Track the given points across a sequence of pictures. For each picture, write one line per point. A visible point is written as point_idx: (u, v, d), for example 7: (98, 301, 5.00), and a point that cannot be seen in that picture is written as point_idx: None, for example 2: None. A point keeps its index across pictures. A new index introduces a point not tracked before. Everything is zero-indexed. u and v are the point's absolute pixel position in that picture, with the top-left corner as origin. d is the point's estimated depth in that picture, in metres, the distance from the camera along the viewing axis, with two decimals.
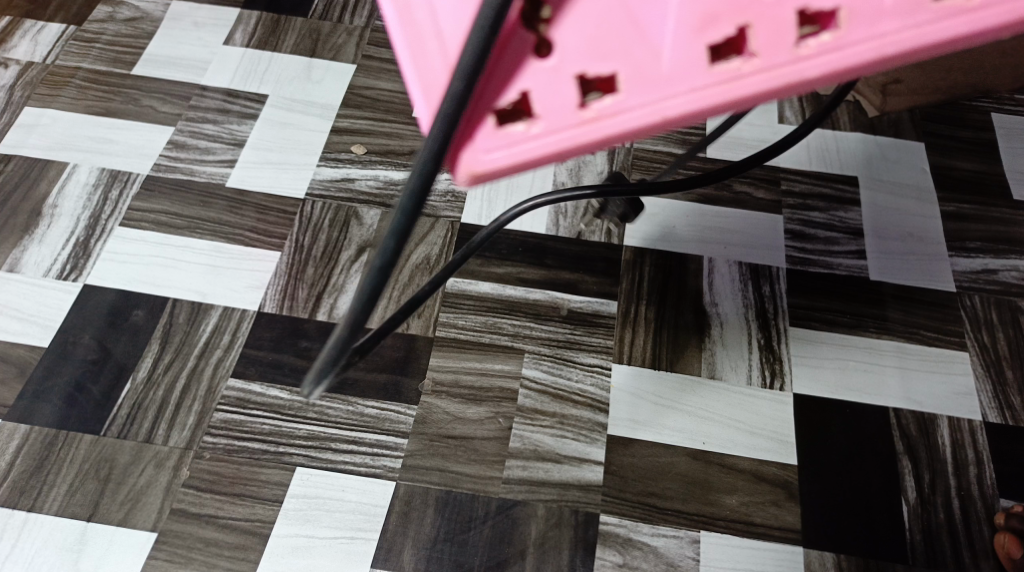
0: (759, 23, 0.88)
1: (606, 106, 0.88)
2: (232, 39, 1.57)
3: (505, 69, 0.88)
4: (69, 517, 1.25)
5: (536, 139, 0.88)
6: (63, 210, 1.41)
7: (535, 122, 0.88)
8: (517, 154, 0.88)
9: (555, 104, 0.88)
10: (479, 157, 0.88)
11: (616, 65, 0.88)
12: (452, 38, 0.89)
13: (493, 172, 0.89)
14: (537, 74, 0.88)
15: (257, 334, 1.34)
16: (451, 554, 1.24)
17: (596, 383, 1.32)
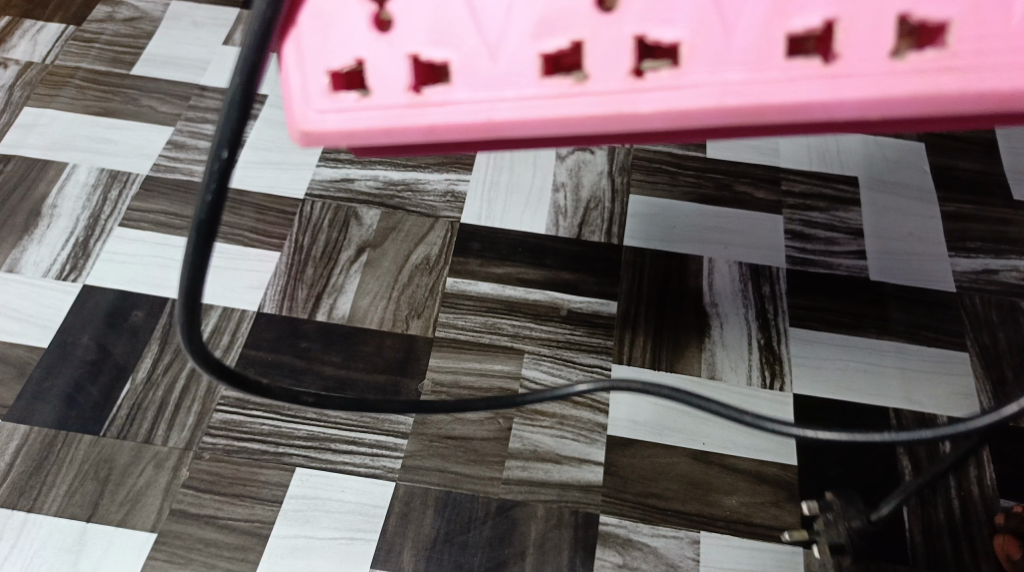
0: (598, 41, 0.83)
1: (432, 94, 0.85)
2: (231, 39, 1.57)
3: (341, 29, 0.85)
4: (69, 517, 1.25)
5: (364, 112, 0.86)
6: (62, 210, 1.41)
7: (365, 97, 0.86)
8: (345, 127, 0.86)
9: (386, 81, 0.85)
10: (309, 115, 0.86)
11: (449, 54, 0.84)
12: None
13: (320, 134, 0.87)
14: (375, 44, 0.85)
15: (257, 334, 1.34)
16: (451, 555, 1.24)
17: (596, 383, 1.31)
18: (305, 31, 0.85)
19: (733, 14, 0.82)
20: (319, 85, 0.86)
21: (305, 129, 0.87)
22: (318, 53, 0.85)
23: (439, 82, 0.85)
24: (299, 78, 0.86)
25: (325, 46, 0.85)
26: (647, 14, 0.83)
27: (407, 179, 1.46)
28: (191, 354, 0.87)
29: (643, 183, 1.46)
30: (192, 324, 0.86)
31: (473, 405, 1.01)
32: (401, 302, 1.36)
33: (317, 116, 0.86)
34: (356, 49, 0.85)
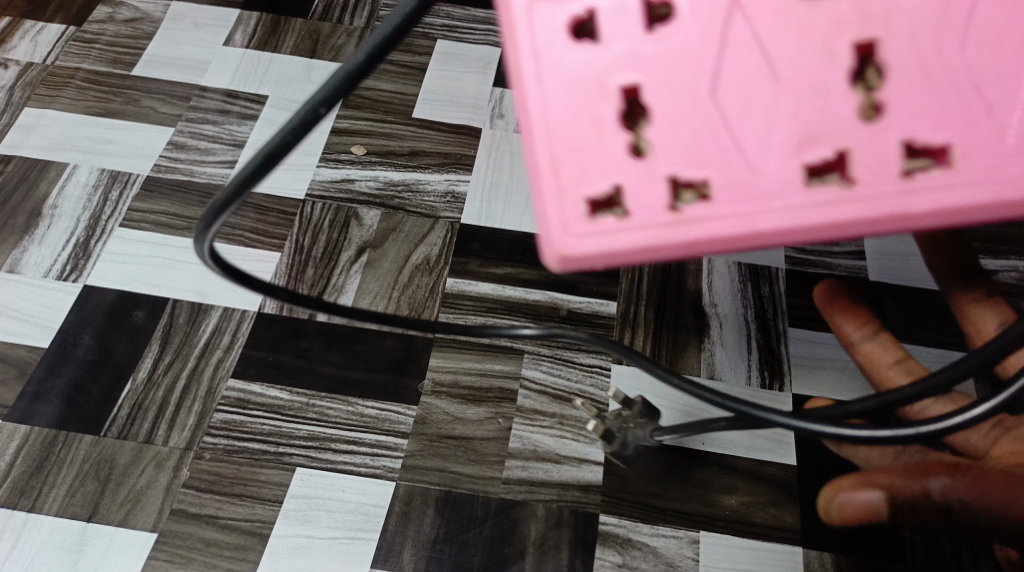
0: (860, 151, 0.90)
1: (694, 211, 0.90)
2: (232, 40, 1.57)
3: (599, 163, 0.91)
4: (69, 517, 1.25)
5: (626, 231, 0.90)
6: (62, 211, 1.41)
7: (627, 218, 0.90)
8: (607, 249, 0.90)
9: (648, 202, 0.90)
10: (567, 238, 0.91)
11: (709, 172, 0.91)
12: (554, 112, 0.91)
13: (580, 258, 0.91)
14: (633, 168, 0.91)
15: (257, 335, 1.34)
16: (451, 555, 1.24)
17: (596, 383, 1.32)
18: (562, 170, 0.91)
19: (1002, 111, 0.90)
20: (574, 209, 0.91)
21: (562, 253, 0.91)
22: (577, 181, 0.91)
23: (697, 200, 0.91)
24: (558, 206, 0.91)
25: (584, 176, 0.91)
26: (910, 124, 0.90)
27: (407, 179, 1.46)
28: (199, 241, 0.89)
29: None
30: (217, 216, 0.88)
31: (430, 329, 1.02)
32: (401, 302, 1.37)
33: (577, 242, 0.90)
34: (615, 174, 0.91)
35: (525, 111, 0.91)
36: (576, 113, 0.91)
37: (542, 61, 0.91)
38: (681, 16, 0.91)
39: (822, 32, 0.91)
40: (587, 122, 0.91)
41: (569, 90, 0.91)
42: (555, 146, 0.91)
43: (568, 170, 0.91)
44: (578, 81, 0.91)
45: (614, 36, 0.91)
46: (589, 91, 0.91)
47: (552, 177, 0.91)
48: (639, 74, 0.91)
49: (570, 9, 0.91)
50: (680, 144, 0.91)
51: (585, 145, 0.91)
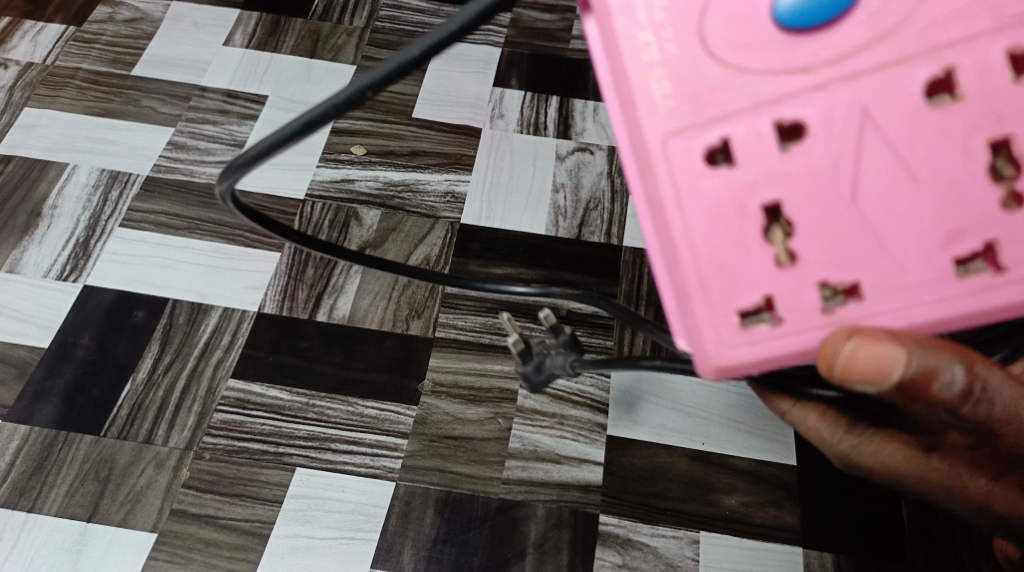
0: (1006, 238, 0.87)
1: (847, 312, 0.88)
2: (232, 40, 1.57)
3: (746, 275, 0.88)
4: (69, 517, 1.25)
5: (781, 339, 0.88)
6: (62, 211, 1.41)
7: (782, 326, 0.88)
8: (763, 359, 0.88)
9: (800, 309, 0.88)
10: (722, 352, 0.88)
11: (859, 274, 0.88)
12: (695, 235, 0.88)
13: (736, 370, 0.88)
14: (779, 277, 0.88)
15: (257, 335, 1.34)
16: (451, 555, 1.24)
17: (596, 383, 1.32)
18: (710, 288, 0.88)
19: None
20: (725, 321, 0.88)
21: (716, 368, 0.88)
22: (726, 294, 0.88)
23: (848, 299, 0.88)
24: (708, 321, 0.88)
25: (732, 290, 0.88)
26: None
27: (407, 179, 1.46)
28: (221, 186, 0.93)
29: None
30: (239, 170, 0.91)
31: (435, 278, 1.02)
32: (401, 302, 1.36)
33: (733, 357, 0.88)
34: (763, 284, 0.88)
35: (665, 232, 0.89)
36: (717, 230, 0.88)
37: (676, 183, 0.88)
38: (816, 124, 0.88)
39: (955, 132, 0.88)
40: (728, 239, 0.88)
41: (707, 211, 0.88)
42: (699, 267, 0.88)
43: (718, 291, 0.88)
44: (715, 197, 0.88)
45: (747, 149, 0.87)
46: (728, 208, 0.88)
47: (699, 295, 0.88)
48: (777, 185, 0.88)
49: (699, 130, 0.88)
50: (823, 248, 0.88)
51: (730, 264, 0.88)
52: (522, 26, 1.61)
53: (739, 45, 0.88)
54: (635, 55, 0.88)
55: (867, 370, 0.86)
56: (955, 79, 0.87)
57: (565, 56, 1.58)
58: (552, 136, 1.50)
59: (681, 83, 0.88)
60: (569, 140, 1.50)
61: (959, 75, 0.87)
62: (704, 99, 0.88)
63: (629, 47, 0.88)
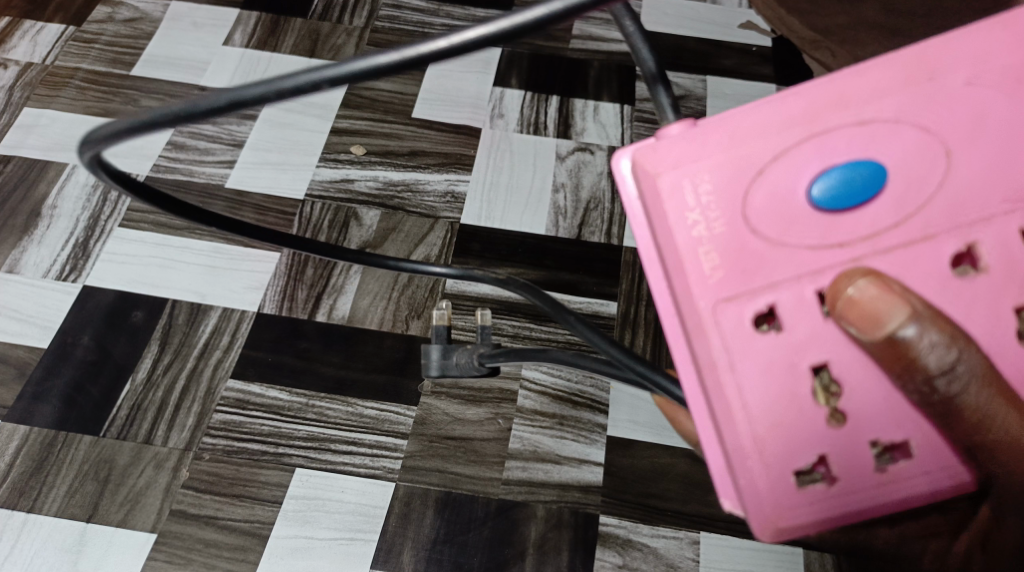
0: None
1: (894, 468, 0.90)
2: (231, 39, 1.56)
3: (800, 439, 0.89)
4: (69, 517, 1.25)
5: (837, 498, 0.89)
6: (62, 211, 1.41)
7: (836, 487, 0.89)
8: (819, 519, 0.89)
9: (853, 469, 0.89)
10: (784, 513, 0.89)
11: (905, 433, 0.90)
12: (749, 401, 0.89)
13: (795, 530, 0.90)
14: (829, 440, 0.89)
15: (257, 335, 1.34)
16: (451, 556, 1.24)
17: (596, 383, 1.32)
18: (766, 451, 0.89)
19: None
20: (783, 486, 0.89)
21: (777, 530, 0.89)
22: (781, 460, 0.89)
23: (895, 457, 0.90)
24: (767, 487, 0.89)
25: (789, 452, 0.89)
26: None
27: (407, 179, 1.45)
28: (88, 156, 0.88)
29: None
30: (104, 140, 0.86)
31: (347, 256, 1.06)
32: (401, 302, 1.36)
33: (792, 520, 0.89)
34: (818, 447, 0.89)
35: (716, 401, 0.89)
36: (771, 397, 0.89)
37: (726, 356, 0.89)
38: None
39: (987, 301, 0.89)
40: (782, 403, 0.89)
41: (759, 376, 0.89)
42: (755, 431, 0.89)
43: (772, 453, 0.89)
44: (766, 365, 0.89)
45: (793, 316, 0.89)
46: (779, 378, 0.89)
47: (755, 462, 0.89)
48: (824, 351, 0.89)
49: (747, 300, 0.89)
50: (865, 413, 0.90)
51: (785, 429, 0.89)
52: None
53: (784, 218, 0.89)
54: (684, 232, 0.89)
55: (865, 315, 0.87)
56: (978, 253, 0.88)
57: (565, 55, 1.57)
58: (552, 136, 1.49)
59: (725, 259, 0.89)
60: (569, 140, 1.49)
61: (983, 249, 0.88)
62: (750, 271, 0.89)
63: (678, 225, 0.89)
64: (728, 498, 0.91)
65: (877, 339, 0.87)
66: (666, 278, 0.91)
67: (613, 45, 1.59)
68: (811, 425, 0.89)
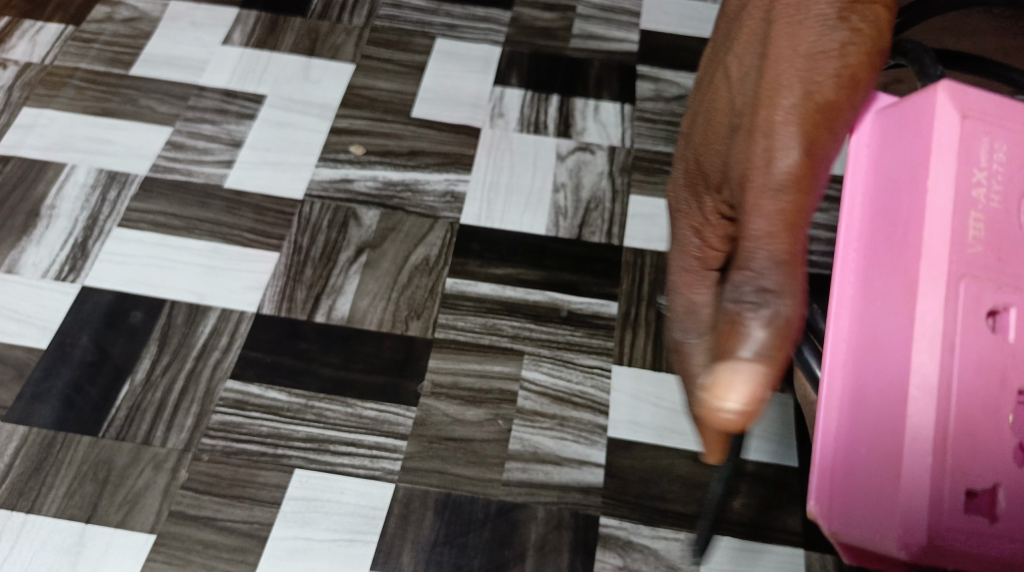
0: None
1: None
2: (230, 39, 1.57)
3: (984, 461, 0.82)
4: (67, 518, 1.23)
5: (990, 535, 0.82)
6: (60, 211, 1.41)
7: (993, 525, 0.82)
8: (967, 546, 0.82)
9: (1017, 514, 0.82)
10: (930, 523, 0.81)
11: None
12: (957, 398, 0.82)
13: (939, 551, 0.81)
14: (1016, 470, 0.82)
15: (255, 335, 1.33)
16: (451, 557, 1.22)
17: (596, 384, 1.32)
18: (948, 455, 0.82)
19: None
20: (951, 500, 0.81)
21: (927, 541, 0.81)
22: (958, 473, 0.82)
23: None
24: (922, 489, 0.82)
25: (969, 467, 0.82)
26: None
27: (407, 179, 1.45)
28: None
29: (643, 183, 1.47)
30: None
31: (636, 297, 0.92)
32: (400, 302, 1.36)
33: (943, 538, 0.81)
34: (994, 475, 0.82)
35: (916, 381, 0.82)
36: (977, 403, 0.82)
37: (950, 337, 0.82)
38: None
39: None
40: (984, 415, 0.82)
41: (973, 381, 0.82)
42: (944, 431, 0.82)
43: (953, 460, 0.82)
44: (981, 363, 0.82)
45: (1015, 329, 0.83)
46: (992, 383, 0.82)
47: (933, 460, 0.82)
48: None
49: (985, 292, 0.83)
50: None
51: (987, 447, 0.82)
52: (523, 25, 1.63)
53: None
54: (959, 187, 0.83)
55: None
56: None
57: (564, 54, 1.59)
58: (552, 136, 1.50)
59: (985, 237, 0.83)
60: (570, 140, 1.50)
61: None
62: (993, 265, 0.83)
63: (955, 176, 0.84)
64: (833, 494, 0.85)
65: None
66: (903, 234, 0.84)
67: (612, 44, 1.61)
68: (1004, 450, 0.82)
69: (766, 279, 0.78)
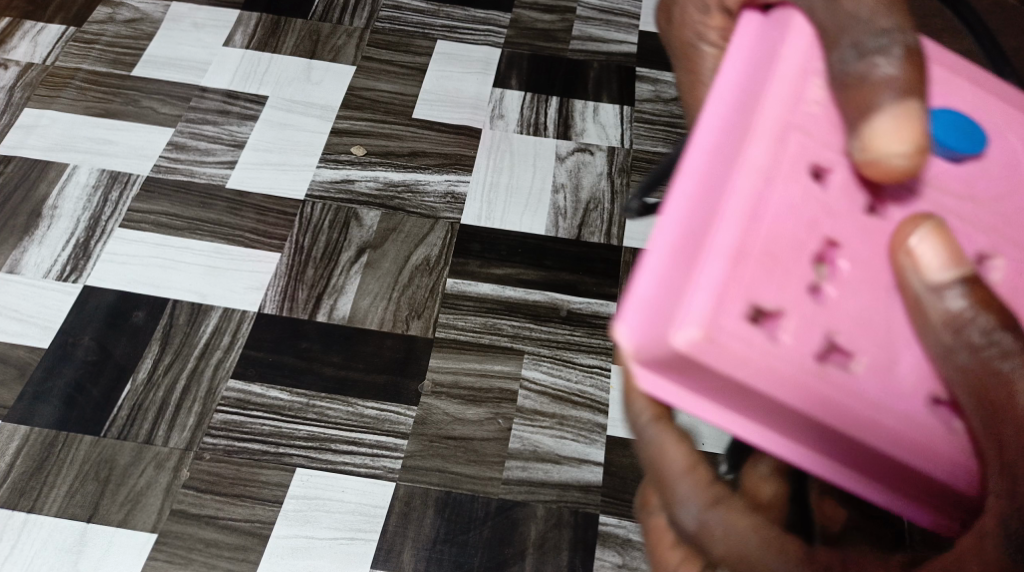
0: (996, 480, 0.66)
1: (839, 384, 0.66)
2: (232, 40, 1.60)
3: (779, 269, 0.66)
4: (69, 517, 1.22)
5: (766, 364, 0.66)
6: (62, 211, 1.42)
7: (774, 356, 0.66)
8: (737, 372, 0.66)
9: (800, 347, 0.66)
10: (705, 327, 0.65)
11: (868, 355, 0.67)
12: (764, 197, 0.66)
13: (706, 359, 0.65)
14: (810, 306, 0.66)
15: (257, 335, 1.34)
16: (451, 555, 1.22)
17: (596, 383, 1.33)
18: (741, 259, 0.66)
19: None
20: (732, 313, 0.65)
21: (701, 335, 0.65)
22: (748, 284, 0.65)
23: (843, 372, 0.67)
24: (705, 286, 0.66)
25: (761, 278, 0.66)
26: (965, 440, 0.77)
27: (407, 180, 1.47)
28: None
29: None
30: None
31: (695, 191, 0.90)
32: (401, 302, 1.37)
33: (715, 341, 0.65)
34: (788, 294, 0.66)
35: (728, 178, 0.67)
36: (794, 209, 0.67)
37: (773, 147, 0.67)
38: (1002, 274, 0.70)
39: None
40: (790, 229, 0.67)
41: (788, 193, 0.67)
42: (746, 227, 0.66)
43: (750, 266, 0.66)
44: (794, 166, 0.67)
45: (838, 179, 0.67)
46: (803, 215, 0.67)
47: (723, 263, 0.66)
48: (856, 227, 0.68)
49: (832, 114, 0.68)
50: (890, 326, 0.68)
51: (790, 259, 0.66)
52: (523, 26, 1.66)
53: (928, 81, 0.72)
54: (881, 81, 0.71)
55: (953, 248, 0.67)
56: None
57: (564, 56, 1.63)
58: (551, 138, 1.52)
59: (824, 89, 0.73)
60: (570, 141, 1.52)
61: None
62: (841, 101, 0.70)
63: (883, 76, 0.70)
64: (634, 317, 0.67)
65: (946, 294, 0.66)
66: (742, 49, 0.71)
67: (611, 46, 1.65)
68: (796, 284, 0.66)
69: (873, 26, 0.68)
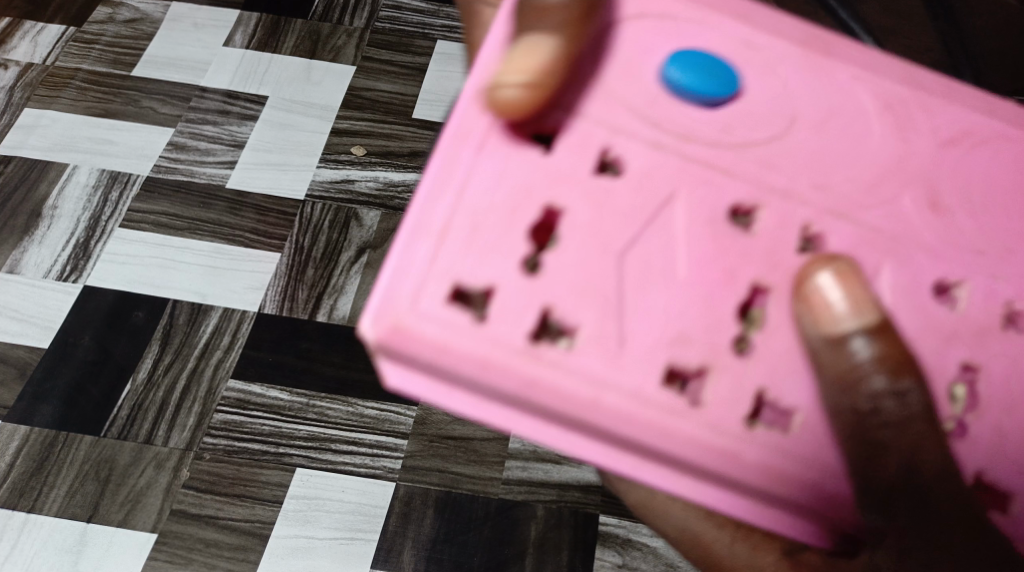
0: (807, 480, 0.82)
1: (549, 354, 0.79)
2: (231, 40, 1.59)
3: (489, 244, 0.80)
4: (69, 517, 1.24)
5: (473, 333, 0.79)
6: (62, 211, 1.42)
7: (481, 323, 0.79)
8: (440, 340, 0.79)
9: (505, 314, 0.79)
10: (416, 304, 0.79)
11: (580, 321, 0.80)
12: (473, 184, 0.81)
13: (407, 333, 0.79)
14: (517, 278, 0.80)
15: (257, 335, 1.34)
16: (451, 555, 1.23)
17: None
18: (445, 242, 0.80)
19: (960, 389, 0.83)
20: (434, 289, 0.79)
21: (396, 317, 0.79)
22: (453, 262, 0.80)
23: (561, 351, 0.79)
24: (413, 264, 0.80)
25: (466, 256, 0.80)
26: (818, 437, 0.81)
27: (407, 179, 1.47)
28: None
29: None
30: None
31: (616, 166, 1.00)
32: None
33: (405, 327, 0.79)
34: (490, 270, 0.80)
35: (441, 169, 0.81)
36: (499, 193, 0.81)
37: (482, 138, 0.81)
38: (764, 224, 0.82)
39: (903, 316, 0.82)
40: (497, 214, 0.80)
41: (494, 184, 0.81)
42: (455, 212, 0.80)
43: (451, 246, 0.80)
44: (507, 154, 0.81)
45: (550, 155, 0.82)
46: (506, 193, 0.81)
47: (427, 243, 0.80)
48: (569, 197, 0.81)
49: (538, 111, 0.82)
50: (617, 293, 0.80)
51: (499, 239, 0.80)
52: None
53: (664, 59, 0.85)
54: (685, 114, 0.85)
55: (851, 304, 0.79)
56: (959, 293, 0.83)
57: None
58: None
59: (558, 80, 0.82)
60: None
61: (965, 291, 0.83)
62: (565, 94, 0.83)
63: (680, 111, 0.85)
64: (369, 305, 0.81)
65: (830, 337, 0.79)
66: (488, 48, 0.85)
67: None
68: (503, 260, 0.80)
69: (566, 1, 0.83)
